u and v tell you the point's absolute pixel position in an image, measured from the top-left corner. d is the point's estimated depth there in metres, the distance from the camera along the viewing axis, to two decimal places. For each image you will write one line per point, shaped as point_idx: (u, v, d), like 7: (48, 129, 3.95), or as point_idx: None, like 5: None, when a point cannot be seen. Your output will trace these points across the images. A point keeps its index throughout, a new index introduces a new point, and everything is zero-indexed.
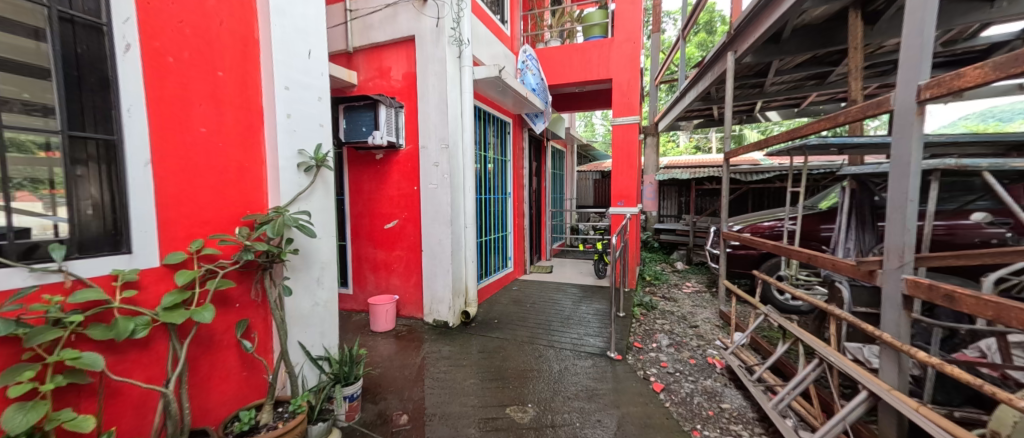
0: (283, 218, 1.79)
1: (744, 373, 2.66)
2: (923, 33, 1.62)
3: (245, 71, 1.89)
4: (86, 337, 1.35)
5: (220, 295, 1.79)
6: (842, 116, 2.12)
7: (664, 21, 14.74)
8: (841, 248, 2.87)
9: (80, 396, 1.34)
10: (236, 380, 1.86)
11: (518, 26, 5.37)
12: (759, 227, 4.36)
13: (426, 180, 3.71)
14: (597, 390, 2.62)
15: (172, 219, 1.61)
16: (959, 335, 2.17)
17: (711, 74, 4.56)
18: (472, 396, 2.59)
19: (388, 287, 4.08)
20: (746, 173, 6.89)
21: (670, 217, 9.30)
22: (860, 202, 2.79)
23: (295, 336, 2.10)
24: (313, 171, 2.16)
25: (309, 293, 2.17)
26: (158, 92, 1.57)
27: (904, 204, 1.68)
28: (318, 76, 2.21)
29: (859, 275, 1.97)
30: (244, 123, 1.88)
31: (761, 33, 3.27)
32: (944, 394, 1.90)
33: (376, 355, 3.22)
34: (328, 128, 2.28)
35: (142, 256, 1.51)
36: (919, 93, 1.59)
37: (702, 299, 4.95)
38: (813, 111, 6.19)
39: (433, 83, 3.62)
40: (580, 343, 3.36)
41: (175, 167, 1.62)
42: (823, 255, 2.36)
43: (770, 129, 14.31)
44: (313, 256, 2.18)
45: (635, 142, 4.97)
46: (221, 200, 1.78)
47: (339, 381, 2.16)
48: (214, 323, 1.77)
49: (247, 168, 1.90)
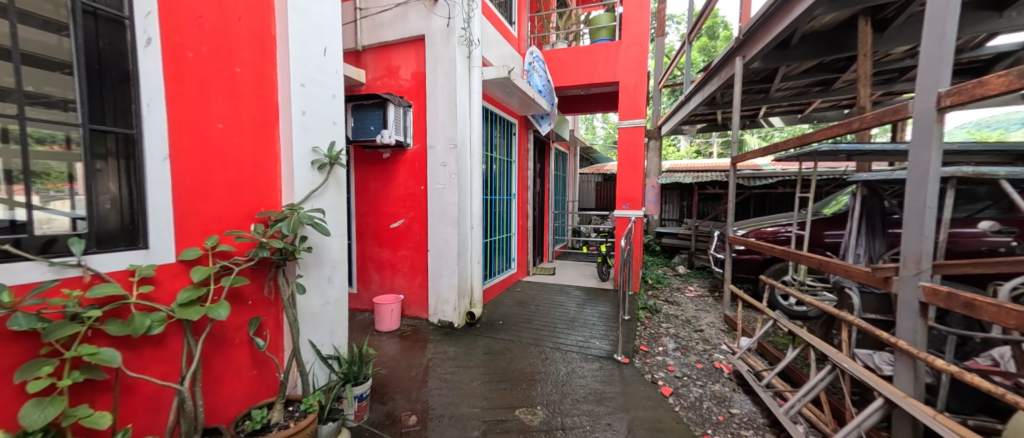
0: (297, 215, 1.79)
1: (752, 378, 2.65)
2: (944, 41, 1.63)
3: (262, 68, 1.89)
4: (102, 333, 1.33)
5: (233, 292, 1.76)
6: (856, 123, 2.12)
7: (667, 24, 14.76)
8: (852, 255, 2.83)
9: (95, 392, 1.31)
10: (247, 379, 1.84)
11: (525, 28, 5.39)
12: (764, 233, 4.36)
13: (432, 181, 3.73)
14: (606, 393, 2.62)
15: (189, 215, 1.60)
16: (971, 344, 2.14)
17: (718, 79, 4.58)
18: (480, 397, 2.58)
19: (392, 286, 4.07)
20: (749, 178, 6.93)
21: (672, 221, 9.36)
22: (871, 208, 2.75)
23: (306, 335, 2.07)
24: (327, 169, 2.15)
25: (320, 291, 2.15)
26: (177, 87, 1.55)
27: (923, 211, 1.69)
28: (333, 74, 2.21)
29: (874, 282, 1.97)
30: (259, 120, 1.87)
31: (771, 39, 3.30)
32: (955, 402, 1.91)
33: (381, 355, 3.21)
34: (341, 125, 2.28)
35: (159, 251, 1.49)
36: (940, 100, 1.60)
37: (706, 303, 4.95)
38: (817, 118, 6.23)
39: (442, 82, 3.63)
40: (586, 346, 3.36)
41: (193, 162, 1.61)
42: (833, 261, 2.36)
43: (771, 135, 14.48)
44: (325, 254, 2.16)
45: (640, 146, 5.00)
46: (236, 195, 1.76)
47: (348, 381, 2.16)
48: (227, 321, 1.74)
49: (262, 164, 1.89)
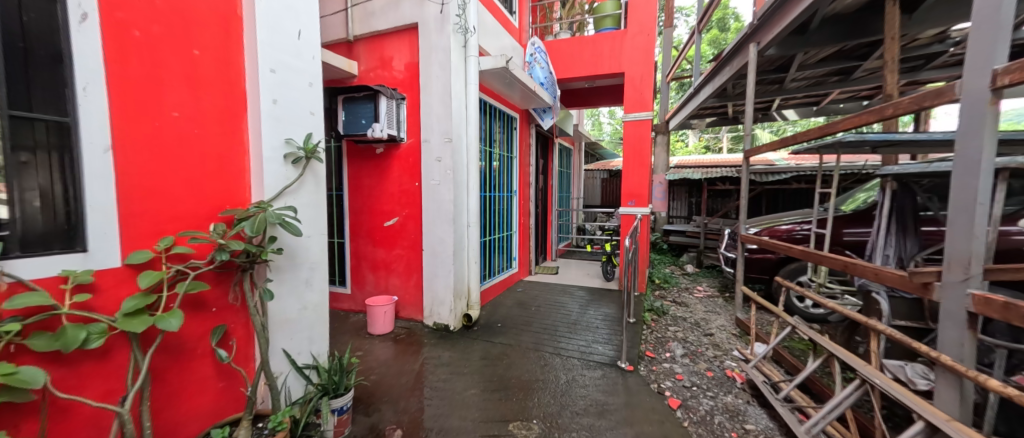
0: (264, 214, 1.63)
1: (768, 390, 2.43)
2: (1000, 10, 1.40)
3: (227, 52, 1.71)
4: (28, 349, 1.17)
5: (193, 298, 1.60)
6: (890, 109, 1.89)
7: (675, 17, 14.45)
8: (879, 256, 2.58)
9: (17, 416, 1.15)
10: (212, 392, 1.68)
11: (526, 18, 5.18)
12: (777, 231, 4.13)
13: (427, 176, 3.55)
14: (608, 405, 2.42)
15: (137, 214, 1.43)
16: (1020, 356, 1.90)
17: (729, 69, 4.33)
18: (473, 408, 2.41)
19: (386, 287, 3.90)
20: (762, 173, 6.64)
21: (680, 219, 9.10)
22: (902, 204, 2.51)
23: (279, 343, 1.90)
24: (303, 163, 1.98)
25: (296, 296, 1.98)
26: (121, 70, 1.38)
27: (973, 208, 1.46)
28: (310, 60, 2.03)
29: (911, 288, 1.73)
30: (224, 108, 1.70)
31: (788, 23, 3.06)
32: (1004, 424, 1.69)
33: (372, 360, 3.04)
34: (319, 116, 2.10)
35: (100, 255, 1.32)
36: (996, 79, 1.37)
37: (716, 304, 4.71)
38: (833, 110, 5.93)
39: (437, 73, 3.44)
40: (588, 351, 3.16)
41: (143, 155, 1.44)
42: (860, 263, 2.13)
43: (783, 129, 14.08)
44: (301, 256, 1.99)
45: (646, 140, 4.77)
46: (196, 192, 1.60)
47: (327, 393, 1.99)
48: (186, 330, 1.58)
49: (228, 157, 1.73)
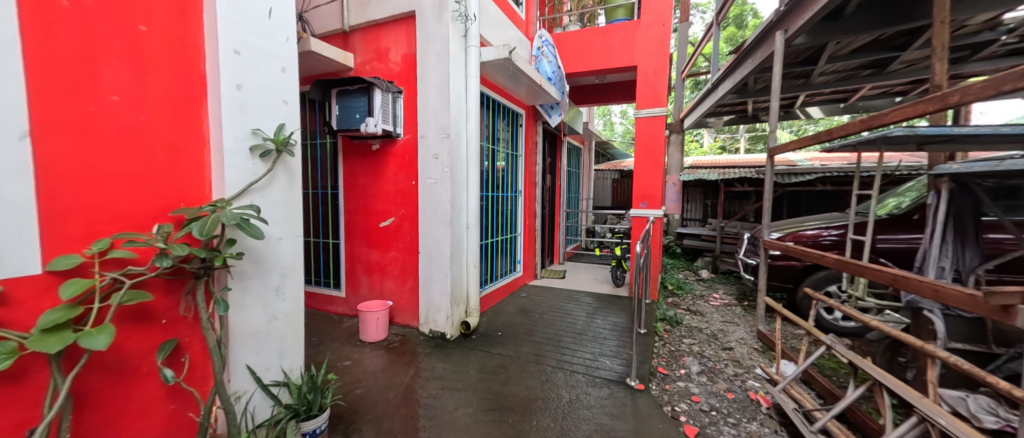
0: (218, 214, 1.42)
1: (800, 419, 2.13)
2: None
3: (182, 31, 1.52)
4: None
5: (137, 309, 1.40)
6: (957, 95, 1.59)
7: (692, 13, 13.97)
8: (932, 268, 2.25)
9: None
10: (161, 415, 1.48)
11: (533, 10, 4.93)
12: (802, 236, 3.80)
13: (424, 175, 3.33)
14: (615, 431, 2.16)
15: (66, 212, 1.24)
16: None
17: (752, 61, 4.01)
18: (463, 431, 2.17)
19: (381, 291, 3.70)
20: (783, 174, 6.27)
21: (694, 221, 8.74)
22: (960, 209, 2.20)
23: (242, 359, 1.69)
24: (273, 157, 1.78)
25: (264, 305, 1.77)
26: (45, 43, 1.18)
27: None
28: (283, 43, 1.83)
29: (983, 311, 1.43)
30: (178, 93, 1.51)
31: (821, 7, 2.75)
32: None
33: (360, 370, 2.83)
34: (294, 105, 1.90)
35: (13, 261, 1.12)
36: None
37: (733, 314, 4.39)
38: (861, 108, 5.56)
39: (434, 64, 3.22)
40: (594, 366, 2.90)
41: (73, 143, 1.25)
42: (911, 277, 1.82)
43: (804, 129, 13.51)
44: (270, 260, 1.78)
45: (660, 138, 4.48)
46: (141, 187, 1.41)
47: (297, 415, 1.77)
48: (128, 345, 1.38)
49: (182, 149, 1.53)
